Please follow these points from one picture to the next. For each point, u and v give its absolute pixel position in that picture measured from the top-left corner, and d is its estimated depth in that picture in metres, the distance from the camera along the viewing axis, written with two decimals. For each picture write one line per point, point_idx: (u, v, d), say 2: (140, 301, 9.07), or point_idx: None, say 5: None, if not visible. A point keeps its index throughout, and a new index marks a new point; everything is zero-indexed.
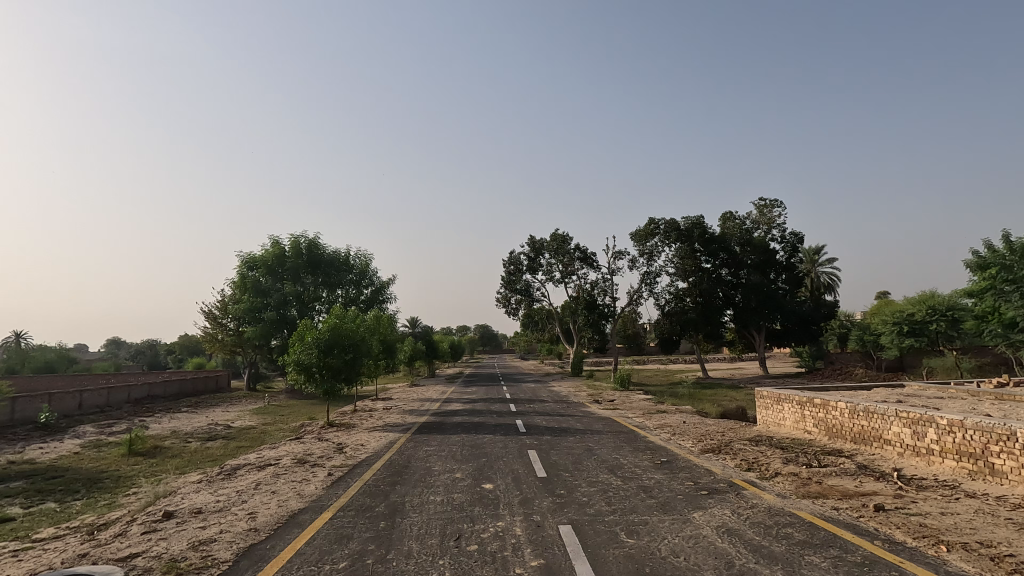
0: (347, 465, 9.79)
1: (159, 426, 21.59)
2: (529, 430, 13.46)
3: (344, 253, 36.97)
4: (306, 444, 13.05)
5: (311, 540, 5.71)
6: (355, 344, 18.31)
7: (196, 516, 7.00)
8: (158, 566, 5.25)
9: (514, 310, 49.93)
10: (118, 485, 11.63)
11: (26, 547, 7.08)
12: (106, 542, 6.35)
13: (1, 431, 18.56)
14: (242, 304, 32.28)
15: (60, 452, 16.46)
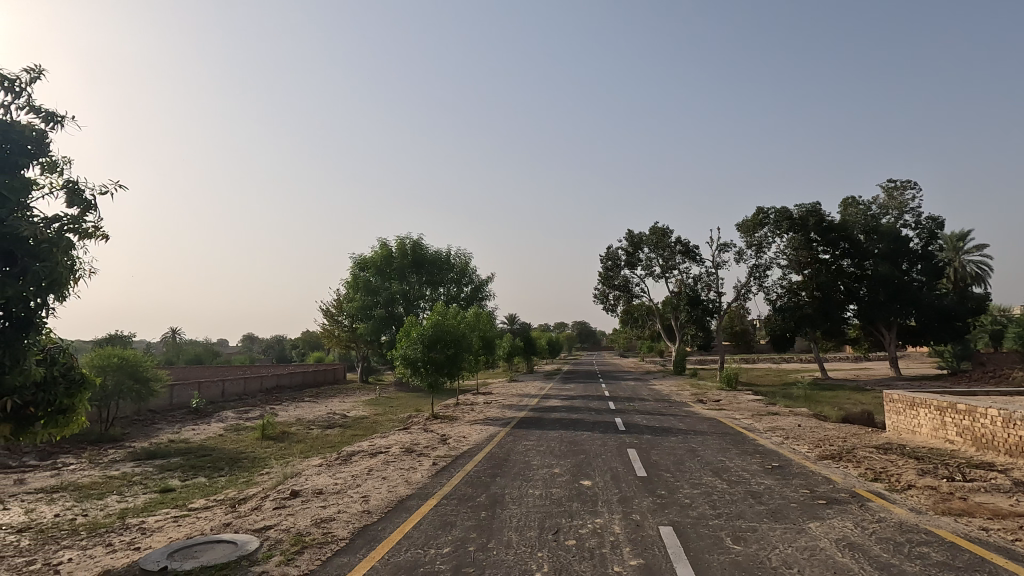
0: (450, 455, 10.23)
1: (287, 413, 23.91)
2: (628, 428, 13.23)
3: (445, 252, 38.48)
4: (412, 435, 13.77)
5: (417, 525, 6.05)
6: (457, 340, 19.02)
7: (318, 495, 7.70)
8: (287, 538, 5.86)
9: (612, 306, 49.17)
10: (254, 465, 13.08)
11: (183, 515, 8.19)
12: (245, 514, 7.18)
13: (163, 414, 21.55)
14: (355, 302, 34.78)
15: (209, 433, 18.78)
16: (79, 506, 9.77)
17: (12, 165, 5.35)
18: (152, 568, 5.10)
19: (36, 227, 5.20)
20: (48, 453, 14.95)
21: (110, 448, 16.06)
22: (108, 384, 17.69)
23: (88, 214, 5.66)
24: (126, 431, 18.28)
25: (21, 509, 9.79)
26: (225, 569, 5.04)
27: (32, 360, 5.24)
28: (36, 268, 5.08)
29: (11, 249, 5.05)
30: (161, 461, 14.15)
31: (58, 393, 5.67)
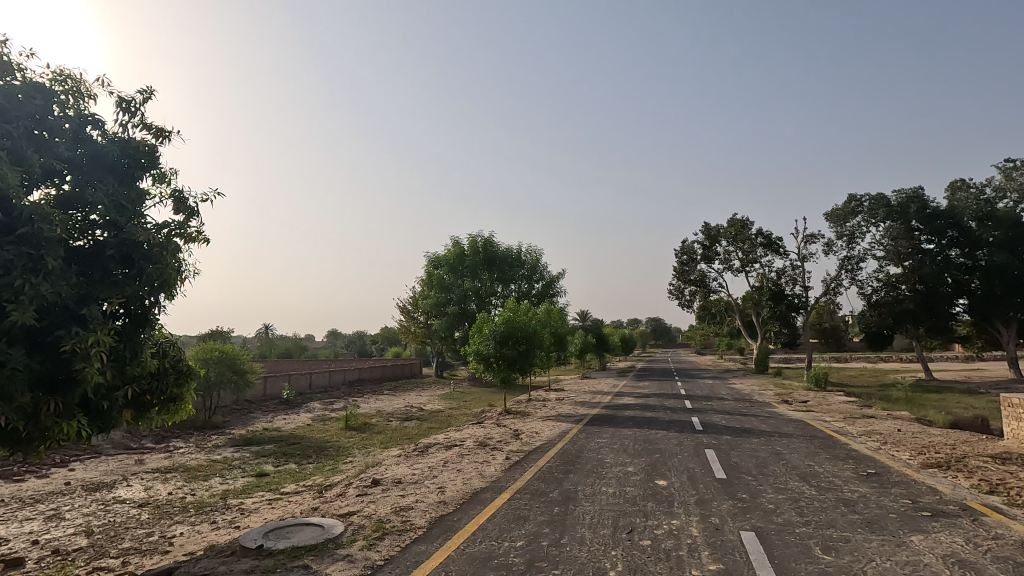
0: (523, 451, 10.32)
1: (368, 406, 25.07)
2: (706, 428, 12.76)
3: (516, 249, 38.73)
4: (485, 429, 14.01)
5: (491, 517, 6.17)
6: (528, 337, 19.10)
7: (397, 485, 8.03)
8: (369, 525, 6.14)
9: (688, 302, 47.57)
10: (338, 453, 13.85)
11: (277, 498, 8.83)
12: (331, 500, 7.62)
13: (258, 404, 23.27)
14: (430, 299, 35.87)
15: (298, 423, 20.07)
16: (188, 486, 10.76)
17: (129, 177, 5.98)
18: (250, 545, 5.52)
19: (150, 232, 5.79)
20: (162, 436, 16.58)
21: (213, 434, 17.55)
22: (211, 376, 19.35)
23: (192, 220, 6.23)
24: (226, 419, 19.91)
25: (142, 486, 10.93)
26: (314, 551, 5.37)
27: (148, 352, 5.84)
28: (150, 270, 5.65)
29: (130, 252, 5.64)
30: (257, 447, 15.30)
31: (169, 382, 6.30)
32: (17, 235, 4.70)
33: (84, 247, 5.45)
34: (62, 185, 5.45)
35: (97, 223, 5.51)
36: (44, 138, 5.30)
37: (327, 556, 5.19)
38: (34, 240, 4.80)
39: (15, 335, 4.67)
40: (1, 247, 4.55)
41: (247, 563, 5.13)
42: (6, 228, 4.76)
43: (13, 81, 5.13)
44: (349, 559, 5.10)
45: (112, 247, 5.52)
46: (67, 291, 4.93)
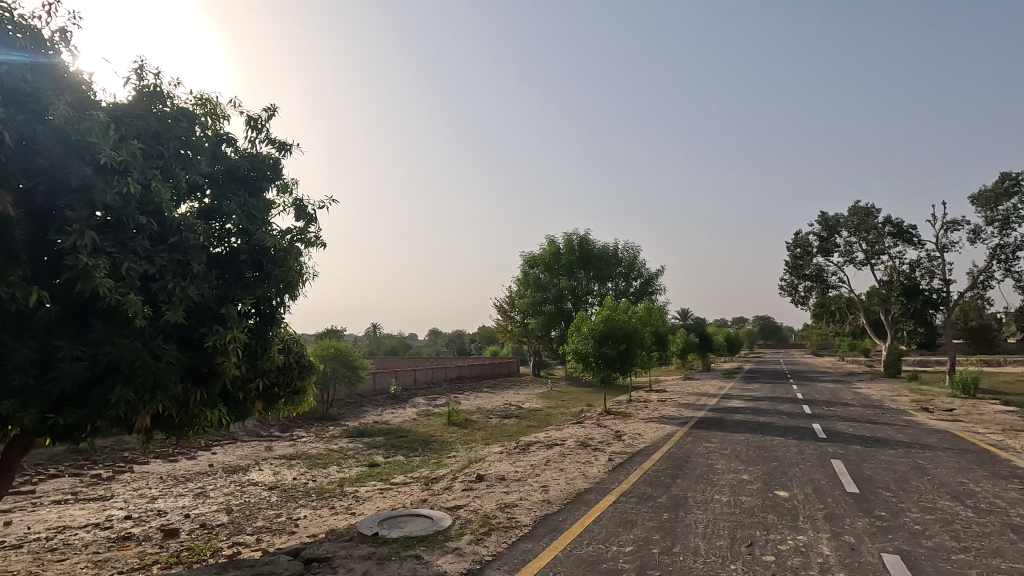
0: (626, 453, 10.01)
1: (469, 402, 25.79)
2: (830, 436, 11.65)
3: (613, 246, 38.00)
4: (585, 429, 13.84)
5: (598, 519, 6.01)
6: (628, 335, 18.60)
7: (500, 481, 8.11)
8: (475, 520, 6.24)
9: (803, 298, 43.99)
10: (442, 448, 14.35)
11: (388, 488, 9.29)
12: (438, 493, 7.85)
13: (369, 398, 24.77)
14: (527, 299, 36.19)
15: (405, 417, 21.10)
16: (310, 472, 11.66)
17: (258, 189, 6.55)
18: (368, 532, 5.80)
19: (276, 238, 6.30)
20: (287, 426, 18.16)
21: (330, 425, 18.93)
22: (328, 371, 20.88)
23: (311, 226, 6.70)
24: (341, 411, 21.40)
25: (271, 470, 12.01)
26: (425, 542, 5.53)
27: (275, 348, 6.36)
28: (276, 272, 6.14)
29: (259, 257, 6.15)
30: (368, 439, 16.28)
31: (293, 375, 6.82)
32: (169, 243, 5.30)
33: (221, 254, 6.02)
34: (203, 199, 6.08)
35: (231, 231, 6.07)
36: (189, 156, 5.94)
37: (437, 548, 5.33)
38: (183, 247, 5.38)
39: (170, 332, 5.28)
40: (156, 254, 5.16)
41: (365, 549, 5.40)
42: (161, 238, 5.38)
43: (164, 107, 5.79)
44: (458, 553, 5.20)
45: (245, 253, 6.06)
46: (209, 293, 5.48)
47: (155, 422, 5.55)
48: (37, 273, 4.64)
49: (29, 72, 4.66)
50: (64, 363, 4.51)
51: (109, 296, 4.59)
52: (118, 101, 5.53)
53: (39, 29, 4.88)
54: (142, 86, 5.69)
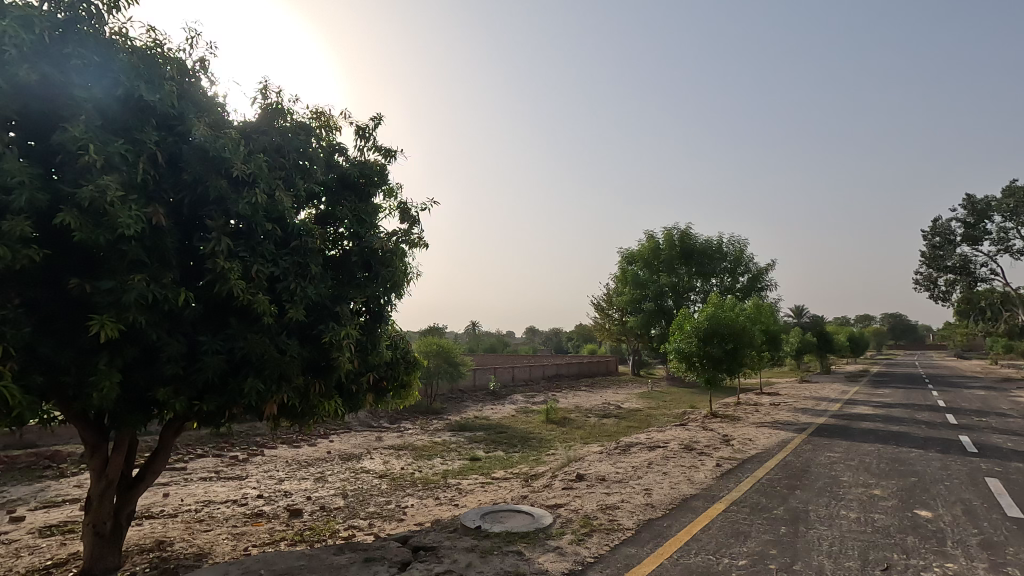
0: (736, 459, 9.42)
1: (567, 400, 25.72)
2: (983, 450, 10.18)
3: (717, 240, 36.05)
4: (689, 432, 13.23)
5: (706, 528, 5.70)
6: (736, 334, 17.52)
7: (601, 482, 7.96)
8: (576, 519, 6.17)
9: (943, 293, 39.01)
10: (541, 445, 14.42)
11: (489, 482, 9.50)
12: (538, 490, 7.87)
13: (470, 393, 25.51)
14: (625, 296, 35.37)
15: (504, 413, 21.48)
16: (416, 463, 12.23)
17: (367, 194, 6.95)
18: (471, 525, 5.94)
19: (383, 240, 6.65)
20: (395, 418, 19.19)
21: (434, 418, 19.75)
22: (431, 366, 21.78)
23: (414, 228, 6.99)
24: (444, 405, 22.24)
25: (381, 460, 12.73)
26: (526, 539, 5.56)
27: (383, 345, 6.73)
28: (384, 273, 6.48)
29: (369, 258, 6.52)
30: (469, 433, 16.78)
31: (400, 370, 7.18)
32: (291, 247, 5.78)
33: (335, 256, 6.45)
34: (319, 205, 6.56)
35: (344, 235, 6.49)
36: (306, 165, 6.43)
37: (538, 546, 5.34)
38: (302, 251, 5.85)
39: (293, 329, 5.75)
40: (281, 257, 5.64)
41: (468, 541, 5.53)
42: (283, 242, 5.87)
43: (284, 122, 6.31)
44: (560, 552, 5.16)
45: (356, 254, 6.44)
46: (326, 292, 5.92)
47: (281, 411, 6.07)
48: (185, 277, 5.25)
49: (176, 97, 5.25)
50: (207, 356, 5.07)
51: (242, 296, 5.07)
52: (247, 119, 6.10)
53: (183, 58, 5.49)
54: (266, 104, 6.24)
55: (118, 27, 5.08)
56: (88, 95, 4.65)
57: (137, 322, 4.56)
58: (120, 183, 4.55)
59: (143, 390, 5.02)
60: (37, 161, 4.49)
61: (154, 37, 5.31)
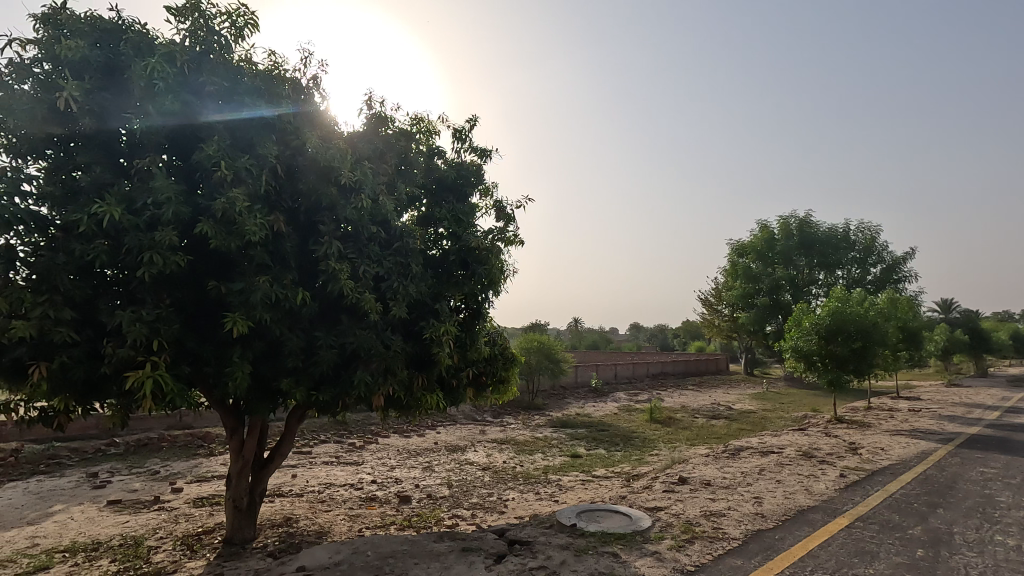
0: (864, 469, 8.49)
1: (672, 399, 24.77)
2: None
3: (843, 228, 32.77)
4: (809, 437, 12.15)
5: (824, 544, 5.20)
6: (865, 331, 15.80)
7: (706, 487, 7.55)
8: (677, 525, 5.91)
9: None
10: (645, 445, 14.01)
11: (589, 480, 9.40)
12: (638, 491, 7.64)
13: (572, 390, 25.43)
14: (736, 290, 33.31)
15: (606, 411, 21.15)
16: (518, 458, 12.42)
17: (464, 194, 7.15)
18: (566, 522, 5.91)
19: (480, 239, 6.80)
20: (499, 413, 19.63)
21: (535, 414, 19.96)
22: (532, 362, 21.98)
23: (510, 226, 7.07)
24: (546, 402, 22.37)
25: (484, 452, 13.10)
26: (622, 540, 5.43)
27: (482, 341, 6.91)
28: (481, 270, 6.63)
29: (466, 257, 6.68)
30: (571, 430, 16.72)
31: (499, 365, 7.33)
32: (394, 248, 6.11)
33: (435, 255, 6.71)
34: (420, 208, 6.86)
35: (443, 235, 6.73)
36: (408, 171, 6.79)
37: (635, 549, 5.19)
38: (404, 251, 6.16)
39: (397, 325, 6.08)
40: (385, 258, 5.98)
41: (564, 539, 5.50)
42: (388, 243, 6.22)
43: (388, 130, 6.66)
44: (657, 557, 4.98)
45: (454, 253, 6.65)
46: (426, 290, 6.18)
47: (388, 403, 6.43)
48: (304, 277, 5.73)
49: (293, 114, 5.73)
50: (322, 350, 5.49)
51: (351, 295, 5.43)
52: (355, 130, 6.50)
53: (299, 77, 5.98)
54: (372, 113, 6.62)
55: (244, 54, 5.65)
56: (222, 117, 5.25)
57: (262, 319, 5.05)
58: (247, 194, 5.06)
59: (270, 380, 5.55)
60: (183, 179, 5.13)
61: (274, 60, 5.86)
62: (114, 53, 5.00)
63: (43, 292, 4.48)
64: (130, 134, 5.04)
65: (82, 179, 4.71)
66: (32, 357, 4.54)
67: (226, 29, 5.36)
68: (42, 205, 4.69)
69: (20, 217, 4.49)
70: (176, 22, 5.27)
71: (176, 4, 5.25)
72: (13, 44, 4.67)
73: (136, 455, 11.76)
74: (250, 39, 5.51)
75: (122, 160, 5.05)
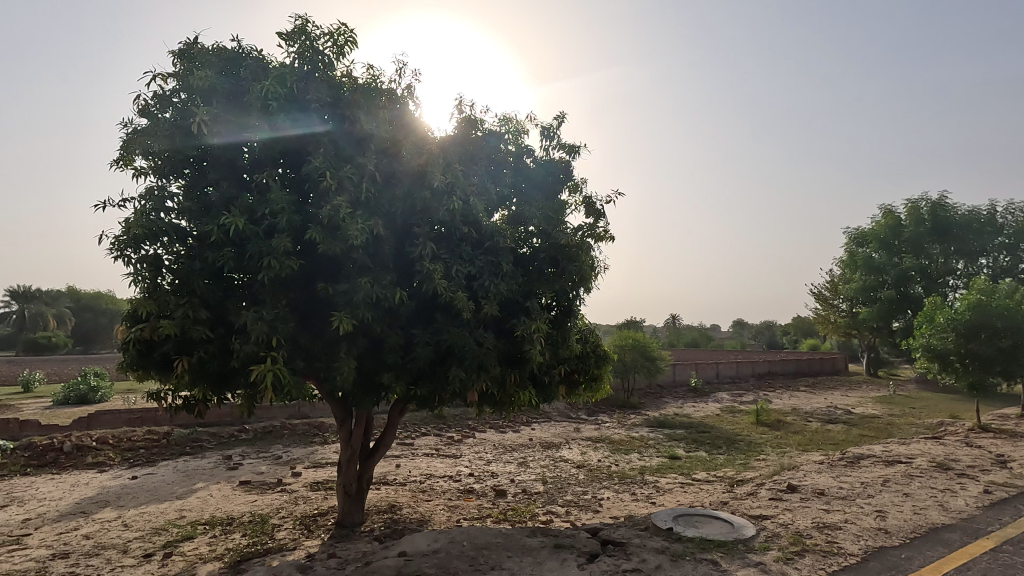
0: (1015, 486, 7.41)
1: (782, 401, 23.11)
2: None
3: (988, 210, 28.75)
4: (945, 447, 10.82)
5: (963, 569, 4.61)
6: (1016, 328, 13.74)
7: (820, 496, 6.98)
8: (784, 535, 5.52)
9: None
10: (750, 449, 13.22)
11: (689, 483, 9.03)
12: (742, 497, 7.22)
13: (671, 390, 24.56)
14: (855, 283, 30.39)
15: (707, 412, 20.23)
16: (613, 457, 12.23)
17: (554, 192, 7.14)
18: (662, 525, 5.74)
19: (570, 236, 6.76)
20: (593, 411, 19.43)
21: (632, 413, 19.52)
22: (627, 360, 21.48)
23: (600, 221, 6.97)
24: (642, 401, 21.80)
25: (579, 450, 13.04)
26: (722, 548, 5.17)
27: (573, 338, 6.88)
28: (571, 267, 6.60)
29: (556, 254, 6.68)
30: (669, 430, 16.17)
31: (591, 363, 7.26)
32: (485, 248, 6.27)
33: (526, 254, 6.77)
34: (510, 207, 6.95)
35: (533, 233, 6.76)
36: (497, 171, 6.93)
37: (737, 558, 4.92)
38: (495, 250, 6.29)
39: (490, 323, 6.22)
40: (476, 258, 6.14)
41: (659, 543, 5.34)
42: (479, 243, 6.39)
43: (479, 132, 6.80)
44: (762, 568, 4.70)
45: (544, 252, 6.67)
46: (516, 288, 6.27)
47: (482, 399, 6.59)
48: (402, 278, 6.03)
49: (388, 123, 6.02)
50: (419, 347, 5.78)
51: (445, 294, 5.63)
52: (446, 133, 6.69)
53: (394, 87, 6.27)
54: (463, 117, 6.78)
55: (345, 70, 6.04)
56: (326, 131, 5.66)
57: (365, 318, 5.39)
58: (349, 202, 5.42)
59: (373, 375, 5.92)
60: (294, 190, 5.61)
61: (372, 73, 6.19)
62: (236, 79, 5.57)
63: (184, 295, 5.10)
64: (251, 151, 5.59)
65: (213, 194, 5.30)
66: (176, 352, 5.19)
67: (329, 48, 5.77)
68: (182, 219, 5.34)
69: (165, 230, 5.15)
70: (287, 46, 5.76)
71: (286, 29, 5.74)
72: (156, 79, 5.36)
73: (262, 441, 13.03)
74: (349, 55, 5.88)
75: (244, 175, 5.63)
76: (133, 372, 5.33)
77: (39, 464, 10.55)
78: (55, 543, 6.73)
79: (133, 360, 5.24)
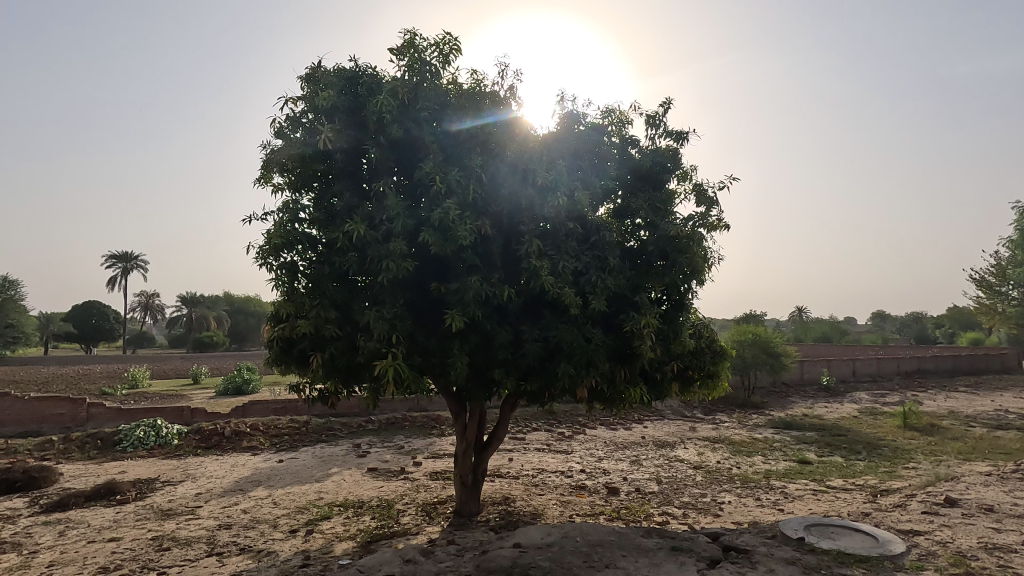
0: None
1: (936, 403, 20.31)
2: None
3: None
4: None
5: None
6: None
7: (987, 513, 6.06)
8: (942, 554, 4.87)
9: None
10: (896, 455, 11.81)
11: (823, 490, 8.27)
12: (888, 509, 6.47)
13: (798, 388, 22.65)
14: None
15: (843, 413, 18.36)
16: (734, 459, 11.54)
17: (661, 181, 6.87)
18: (792, 535, 5.32)
19: (680, 226, 6.45)
20: (710, 410, 18.49)
21: (753, 413, 18.29)
22: (747, 356, 20.12)
23: (712, 210, 6.59)
24: (765, 400, 20.35)
25: (696, 451, 12.46)
26: (864, 564, 4.68)
27: (686, 333, 6.59)
28: (683, 260, 6.29)
29: (665, 247, 6.42)
30: (798, 433, 14.90)
31: (706, 359, 6.90)
32: (592, 243, 6.20)
33: (634, 247, 6.60)
34: (616, 200, 6.81)
35: (640, 225, 6.57)
36: (601, 165, 6.81)
37: None
38: (601, 245, 6.20)
39: (597, 318, 6.14)
40: (583, 253, 6.08)
41: (789, 553, 4.96)
42: (585, 238, 6.34)
43: (582, 126, 6.73)
44: None
45: (653, 244, 6.44)
46: (624, 283, 6.12)
47: (592, 395, 6.53)
48: (510, 275, 6.14)
49: (493, 125, 6.15)
50: (527, 343, 5.84)
51: (552, 290, 5.64)
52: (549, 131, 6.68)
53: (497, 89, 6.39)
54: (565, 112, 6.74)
55: (451, 78, 6.26)
56: (434, 138, 5.93)
57: (475, 315, 5.56)
58: (457, 204, 5.63)
59: (484, 370, 6.10)
60: (409, 195, 5.94)
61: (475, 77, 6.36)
62: (354, 95, 6.02)
63: (316, 297, 5.62)
64: (369, 161, 6.01)
65: (338, 204, 5.76)
66: (311, 348, 5.73)
67: (436, 58, 6.04)
68: (313, 228, 5.87)
69: (299, 238, 5.70)
70: (398, 61, 6.11)
71: (397, 45, 6.08)
72: (289, 103, 5.94)
73: (387, 431, 14.01)
74: (454, 63, 6.10)
75: (364, 185, 6.06)
76: (277, 366, 5.97)
77: (206, 446, 12.19)
78: (221, 515, 7.78)
79: (277, 356, 5.87)
